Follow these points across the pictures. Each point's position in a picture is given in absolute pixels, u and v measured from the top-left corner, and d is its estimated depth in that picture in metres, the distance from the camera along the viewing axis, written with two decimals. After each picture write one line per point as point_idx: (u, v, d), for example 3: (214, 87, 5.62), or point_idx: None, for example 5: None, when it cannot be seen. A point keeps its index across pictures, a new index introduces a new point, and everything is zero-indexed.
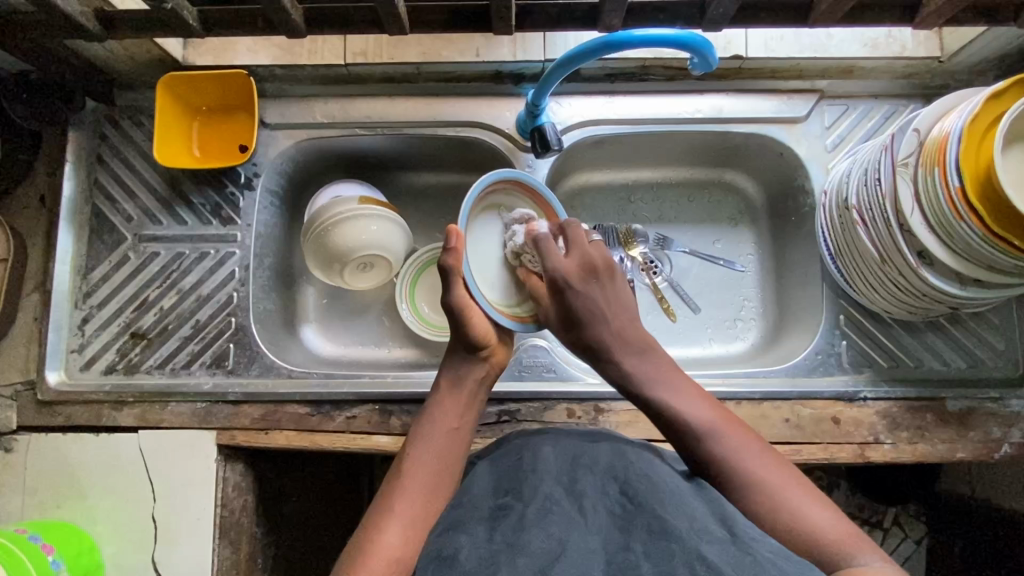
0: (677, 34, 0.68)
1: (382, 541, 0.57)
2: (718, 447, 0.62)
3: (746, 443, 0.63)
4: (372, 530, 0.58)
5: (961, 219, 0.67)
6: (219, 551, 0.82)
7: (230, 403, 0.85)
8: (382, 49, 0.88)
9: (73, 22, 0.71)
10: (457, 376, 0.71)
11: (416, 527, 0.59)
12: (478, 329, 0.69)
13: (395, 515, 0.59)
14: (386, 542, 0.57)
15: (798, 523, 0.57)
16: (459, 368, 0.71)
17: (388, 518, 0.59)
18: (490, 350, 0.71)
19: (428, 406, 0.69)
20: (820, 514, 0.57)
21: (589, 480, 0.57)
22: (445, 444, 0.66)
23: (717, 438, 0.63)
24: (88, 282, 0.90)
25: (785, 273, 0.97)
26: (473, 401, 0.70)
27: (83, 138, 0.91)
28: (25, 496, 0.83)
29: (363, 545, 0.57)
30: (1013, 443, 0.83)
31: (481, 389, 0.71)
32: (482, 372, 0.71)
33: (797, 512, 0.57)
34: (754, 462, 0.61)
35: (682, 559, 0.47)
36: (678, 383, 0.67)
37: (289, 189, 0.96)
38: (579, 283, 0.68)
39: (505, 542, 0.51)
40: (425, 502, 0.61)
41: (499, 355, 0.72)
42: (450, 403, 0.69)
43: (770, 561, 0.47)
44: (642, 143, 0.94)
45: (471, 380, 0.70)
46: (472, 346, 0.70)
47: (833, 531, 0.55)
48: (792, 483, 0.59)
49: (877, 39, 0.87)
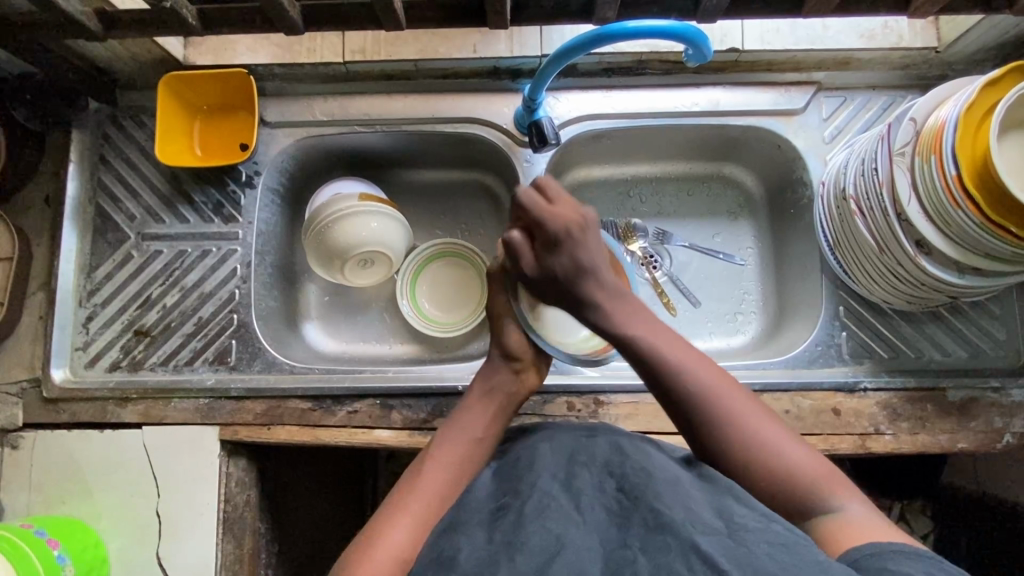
0: (670, 25, 0.68)
1: (389, 535, 0.57)
2: (717, 393, 0.62)
3: (736, 394, 0.63)
4: (381, 524, 0.59)
5: (959, 207, 0.67)
6: (222, 544, 0.83)
7: (233, 398, 0.86)
8: (379, 46, 0.89)
9: (74, 23, 0.72)
10: (490, 385, 0.72)
11: (423, 523, 0.59)
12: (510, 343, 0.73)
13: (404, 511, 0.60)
14: (397, 535, 0.57)
15: (779, 463, 0.59)
16: (492, 378, 0.72)
17: (399, 510, 0.60)
18: (524, 365, 0.74)
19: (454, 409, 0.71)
20: (803, 456, 0.59)
21: (586, 477, 0.57)
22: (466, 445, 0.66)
23: (704, 382, 0.63)
24: (93, 280, 0.91)
25: (785, 264, 0.97)
26: (501, 412, 0.70)
27: (86, 138, 0.92)
28: (30, 493, 0.84)
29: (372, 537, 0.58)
30: (1015, 433, 0.82)
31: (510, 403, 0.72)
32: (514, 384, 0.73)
33: (786, 455, 0.59)
34: (747, 413, 0.62)
35: (678, 552, 0.48)
36: (661, 335, 0.67)
37: (291, 186, 0.96)
38: (576, 230, 0.67)
39: (504, 540, 0.51)
40: (436, 500, 0.61)
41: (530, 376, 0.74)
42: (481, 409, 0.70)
43: (764, 550, 0.47)
44: (640, 137, 0.95)
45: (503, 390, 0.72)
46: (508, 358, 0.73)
47: (814, 471, 0.58)
48: (783, 433, 0.61)
49: (873, 30, 0.87)
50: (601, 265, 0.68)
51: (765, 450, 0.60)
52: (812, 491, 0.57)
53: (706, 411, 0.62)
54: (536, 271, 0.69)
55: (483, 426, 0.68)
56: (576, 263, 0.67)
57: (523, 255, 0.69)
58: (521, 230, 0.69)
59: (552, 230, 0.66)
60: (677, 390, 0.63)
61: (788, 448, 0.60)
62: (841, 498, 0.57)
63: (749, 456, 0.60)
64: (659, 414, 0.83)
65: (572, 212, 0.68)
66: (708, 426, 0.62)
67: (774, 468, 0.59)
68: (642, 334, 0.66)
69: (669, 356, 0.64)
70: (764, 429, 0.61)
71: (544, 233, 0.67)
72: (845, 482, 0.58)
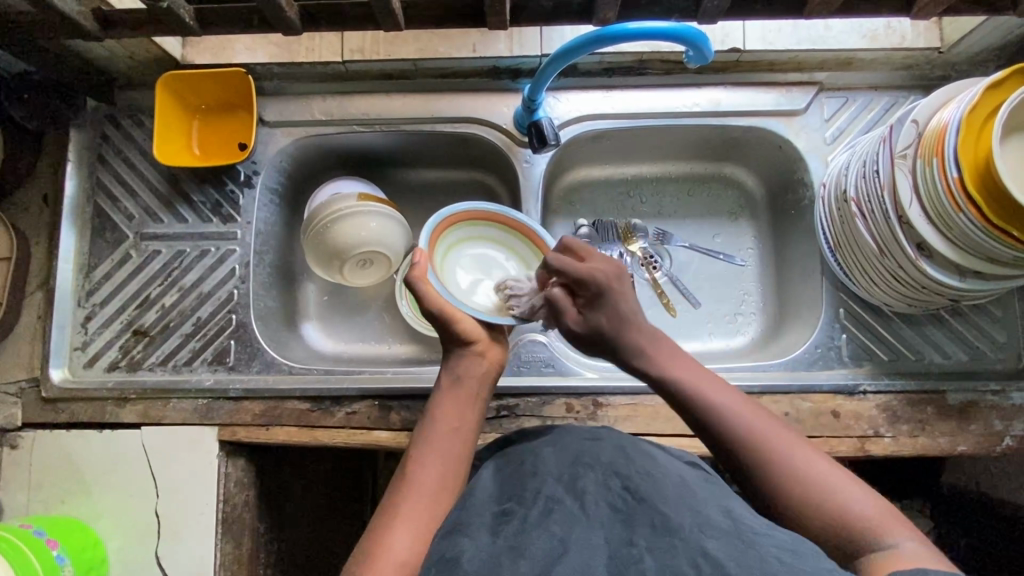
0: (672, 27, 0.68)
1: (389, 543, 0.57)
2: (755, 433, 0.61)
3: (778, 432, 0.61)
4: (379, 533, 0.58)
5: (961, 211, 0.67)
6: (220, 544, 0.83)
7: (232, 399, 0.86)
8: (378, 46, 0.89)
9: (71, 22, 0.72)
10: (457, 376, 0.70)
11: (424, 529, 0.59)
12: (467, 325, 0.70)
13: (401, 518, 0.59)
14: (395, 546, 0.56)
15: (831, 505, 0.55)
16: (457, 366, 0.71)
17: (395, 518, 0.59)
18: (485, 345, 0.71)
19: (431, 405, 0.69)
20: (858, 496, 0.56)
21: (591, 477, 0.56)
22: (448, 441, 0.66)
23: (748, 423, 0.61)
24: (91, 280, 0.91)
25: (785, 266, 0.97)
26: (472, 398, 0.69)
27: (85, 137, 0.91)
28: (30, 492, 0.84)
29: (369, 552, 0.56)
30: (1014, 436, 0.82)
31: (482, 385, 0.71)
32: (482, 366, 0.71)
33: (833, 493, 0.56)
34: (793, 453, 0.59)
35: (685, 555, 0.47)
36: (699, 373, 0.66)
37: (290, 186, 0.96)
38: (614, 284, 0.69)
39: (507, 545, 0.50)
40: (428, 508, 0.60)
41: (493, 353, 0.72)
42: (453, 404, 0.68)
43: (773, 555, 0.46)
44: (640, 138, 0.95)
45: (471, 374, 0.70)
46: (466, 343, 0.71)
47: (868, 512, 0.54)
48: (832, 469, 0.58)
49: (877, 31, 0.86)
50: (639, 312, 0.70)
51: (811, 488, 0.57)
52: (861, 529, 0.54)
53: (753, 453, 0.60)
54: (582, 328, 0.70)
55: (456, 417, 0.67)
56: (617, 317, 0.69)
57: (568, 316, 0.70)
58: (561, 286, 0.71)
59: (591, 284, 0.69)
60: (717, 430, 0.62)
61: (847, 489, 0.56)
62: (898, 537, 0.53)
63: (799, 498, 0.57)
64: (658, 416, 0.83)
65: (609, 266, 0.70)
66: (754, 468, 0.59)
67: (825, 506, 0.56)
68: (681, 376, 0.66)
69: (709, 396, 0.64)
70: (810, 467, 0.58)
71: (587, 290, 0.69)
72: (900, 519, 0.54)
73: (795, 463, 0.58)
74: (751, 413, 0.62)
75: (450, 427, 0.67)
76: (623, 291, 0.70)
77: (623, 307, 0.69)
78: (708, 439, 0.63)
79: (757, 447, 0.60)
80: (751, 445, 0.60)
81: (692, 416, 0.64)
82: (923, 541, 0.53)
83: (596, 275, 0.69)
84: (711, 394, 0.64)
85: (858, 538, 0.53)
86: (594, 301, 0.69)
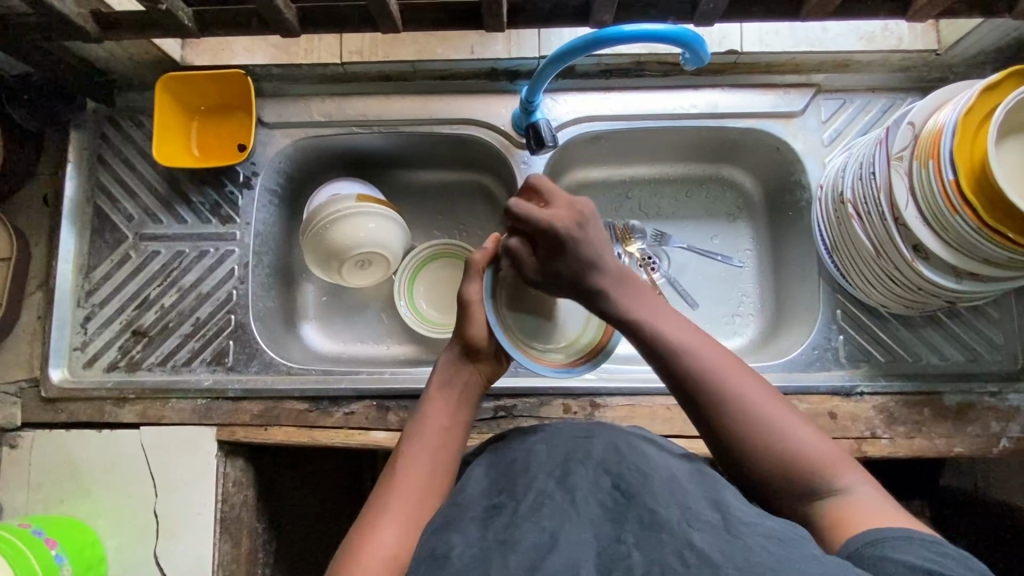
0: (668, 30, 0.68)
1: (376, 539, 0.57)
2: (722, 376, 0.59)
3: (735, 369, 0.60)
4: (366, 529, 0.58)
5: (956, 212, 0.67)
6: (218, 544, 0.83)
7: (230, 399, 0.86)
8: (377, 47, 0.89)
9: (70, 24, 0.72)
10: (451, 377, 0.70)
11: (411, 527, 0.59)
12: (477, 332, 0.69)
13: (388, 516, 0.59)
14: (382, 543, 0.57)
15: (788, 446, 0.57)
16: (451, 368, 0.70)
17: (387, 512, 0.59)
18: (482, 358, 0.70)
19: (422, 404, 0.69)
20: (809, 436, 0.57)
21: (582, 473, 0.57)
22: (439, 441, 0.65)
23: (702, 364, 0.60)
24: (91, 280, 0.91)
25: (783, 267, 0.97)
26: (463, 403, 0.69)
27: (85, 139, 0.92)
28: (29, 493, 0.84)
29: (358, 544, 0.57)
30: (1011, 438, 0.82)
31: (474, 391, 0.70)
32: (474, 373, 0.70)
33: (783, 436, 0.57)
34: (752, 395, 0.59)
35: (673, 548, 0.47)
36: (663, 313, 0.64)
37: (289, 187, 0.96)
38: (574, 232, 0.63)
39: (497, 538, 0.51)
40: (417, 502, 0.60)
41: (487, 366, 0.71)
42: (444, 404, 0.68)
43: (760, 544, 0.47)
44: (638, 139, 0.95)
45: (463, 379, 0.70)
46: (468, 351, 0.70)
47: (820, 454, 0.56)
48: (783, 408, 0.59)
49: (873, 33, 0.87)
50: (606, 254, 0.64)
51: (769, 433, 0.57)
52: (809, 473, 0.56)
53: (709, 392, 0.59)
54: (538, 275, 0.65)
55: (444, 418, 0.67)
56: (584, 262, 0.63)
57: (526, 263, 0.65)
58: (519, 236, 0.66)
59: (552, 232, 0.63)
60: (680, 373, 0.60)
61: (796, 431, 0.57)
62: (843, 479, 0.55)
63: (757, 438, 0.57)
64: (655, 417, 0.83)
65: (569, 211, 0.64)
66: (718, 409, 0.59)
67: (779, 450, 0.57)
68: (646, 317, 0.63)
69: (670, 336, 0.61)
70: (766, 408, 0.58)
71: (546, 239, 0.63)
72: (850, 461, 0.56)
73: (756, 406, 0.58)
74: (708, 352, 0.61)
75: (441, 427, 0.66)
76: (588, 231, 0.64)
77: (591, 247, 0.63)
78: (669, 378, 0.61)
79: (713, 391, 0.59)
80: (715, 387, 0.59)
81: (654, 357, 0.62)
82: (865, 480, 0.56)
83: (557, 224, 0.63)
84: (668, 331, 0.62)
85: (816, 482, 0.55)
86: (558, 249, 0.63)
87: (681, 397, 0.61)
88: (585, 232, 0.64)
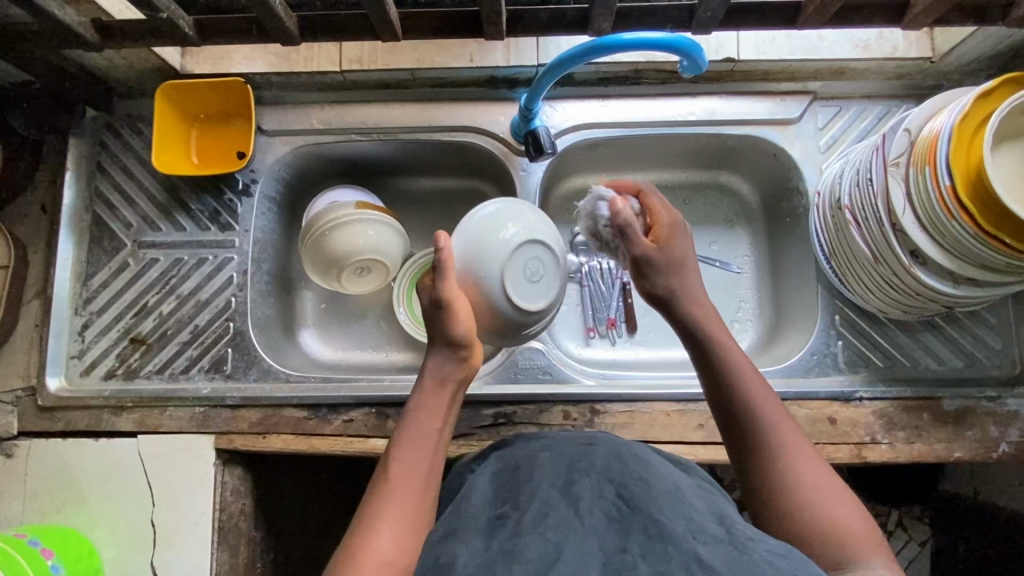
0: (666, 37, 0.69)
1: (376, 544, 0.56)
2: (779, 436, 0.61)
3: (794, 435, 0.62)
4: (363, 535, 0.57)
5: (953, 218, 0.67)
6: (217, 554, 0.82)
7: (228, 407, 0.86)
8: (376, 55, 0.90)
9: (71, 32, 0.72)
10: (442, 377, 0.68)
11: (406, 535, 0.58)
12: (461, 326, 0.68)
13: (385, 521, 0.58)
14: (377, 550, 0.55)
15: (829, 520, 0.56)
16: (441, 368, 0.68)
17: (380, 518, 0.58)
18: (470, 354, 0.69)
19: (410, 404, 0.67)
20: (853, 519, 0.56)
21: (586, 483, 0.56)
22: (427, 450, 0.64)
23: (783, 441, 0.61)
24: (88, 288, 0.91)
25: (781, 273, 0.97)
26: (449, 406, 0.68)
27: (84, 146, 0.92)
28: (24, 502, 0.83)
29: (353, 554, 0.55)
30: (1010, 442, 0.82)
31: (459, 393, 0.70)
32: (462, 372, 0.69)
33: (830, 516, 0.56)
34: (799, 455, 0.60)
35: (679, 561, 0.47)
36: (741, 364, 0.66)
37: (288, 194, 0.96)
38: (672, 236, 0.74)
39: (502, 548, 0.50)
40: (411, 507, 0.60)
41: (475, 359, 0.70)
42: (433, 408, 0.66)
43: (765, 559, 0.47)
44: (637, 146, 0.95)
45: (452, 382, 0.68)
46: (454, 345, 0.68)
47: (863, 540, 0.55)
48: (834, 484, 0.58)
49: (868, 41, 0.88)
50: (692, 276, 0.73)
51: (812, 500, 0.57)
52: (845, 550, 0.54)
53: (773, 453, 0.60)
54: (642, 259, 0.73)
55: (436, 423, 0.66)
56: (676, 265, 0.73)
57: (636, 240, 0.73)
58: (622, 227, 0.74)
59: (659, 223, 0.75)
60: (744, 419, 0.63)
61: (836, 506, 0.57)
62: (874, 564, 0.53)
63: (796, 504, 0.57)
64: (655, 423, 0.83)
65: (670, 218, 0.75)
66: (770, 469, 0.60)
67: (818, 519, 0.56)
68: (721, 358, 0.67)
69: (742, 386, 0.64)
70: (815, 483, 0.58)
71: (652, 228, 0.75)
72: (890, 561, 0.54)
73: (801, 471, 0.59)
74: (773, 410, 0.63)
75: (434, 428, 0.65)
76: (676, 243, 0.74)
77: (679, 256, 0.73)
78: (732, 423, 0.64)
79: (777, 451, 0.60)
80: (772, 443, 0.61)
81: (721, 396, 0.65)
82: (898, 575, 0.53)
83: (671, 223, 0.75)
84: (763, 406, 0.63)
85: (852, 563, 0.53)
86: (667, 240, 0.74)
87: (736, 445, 0.63)
88: (671, 242, 0.74)
